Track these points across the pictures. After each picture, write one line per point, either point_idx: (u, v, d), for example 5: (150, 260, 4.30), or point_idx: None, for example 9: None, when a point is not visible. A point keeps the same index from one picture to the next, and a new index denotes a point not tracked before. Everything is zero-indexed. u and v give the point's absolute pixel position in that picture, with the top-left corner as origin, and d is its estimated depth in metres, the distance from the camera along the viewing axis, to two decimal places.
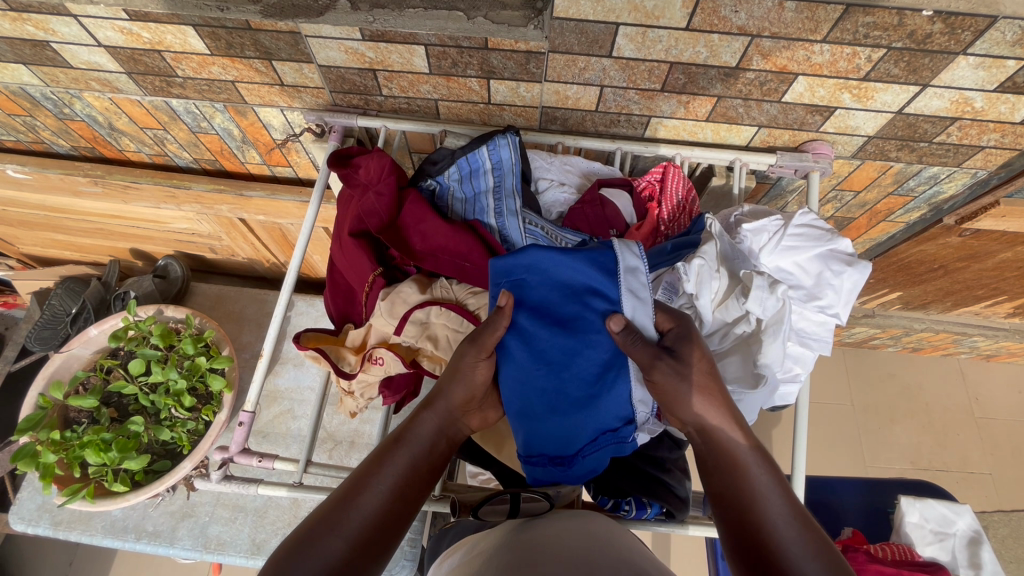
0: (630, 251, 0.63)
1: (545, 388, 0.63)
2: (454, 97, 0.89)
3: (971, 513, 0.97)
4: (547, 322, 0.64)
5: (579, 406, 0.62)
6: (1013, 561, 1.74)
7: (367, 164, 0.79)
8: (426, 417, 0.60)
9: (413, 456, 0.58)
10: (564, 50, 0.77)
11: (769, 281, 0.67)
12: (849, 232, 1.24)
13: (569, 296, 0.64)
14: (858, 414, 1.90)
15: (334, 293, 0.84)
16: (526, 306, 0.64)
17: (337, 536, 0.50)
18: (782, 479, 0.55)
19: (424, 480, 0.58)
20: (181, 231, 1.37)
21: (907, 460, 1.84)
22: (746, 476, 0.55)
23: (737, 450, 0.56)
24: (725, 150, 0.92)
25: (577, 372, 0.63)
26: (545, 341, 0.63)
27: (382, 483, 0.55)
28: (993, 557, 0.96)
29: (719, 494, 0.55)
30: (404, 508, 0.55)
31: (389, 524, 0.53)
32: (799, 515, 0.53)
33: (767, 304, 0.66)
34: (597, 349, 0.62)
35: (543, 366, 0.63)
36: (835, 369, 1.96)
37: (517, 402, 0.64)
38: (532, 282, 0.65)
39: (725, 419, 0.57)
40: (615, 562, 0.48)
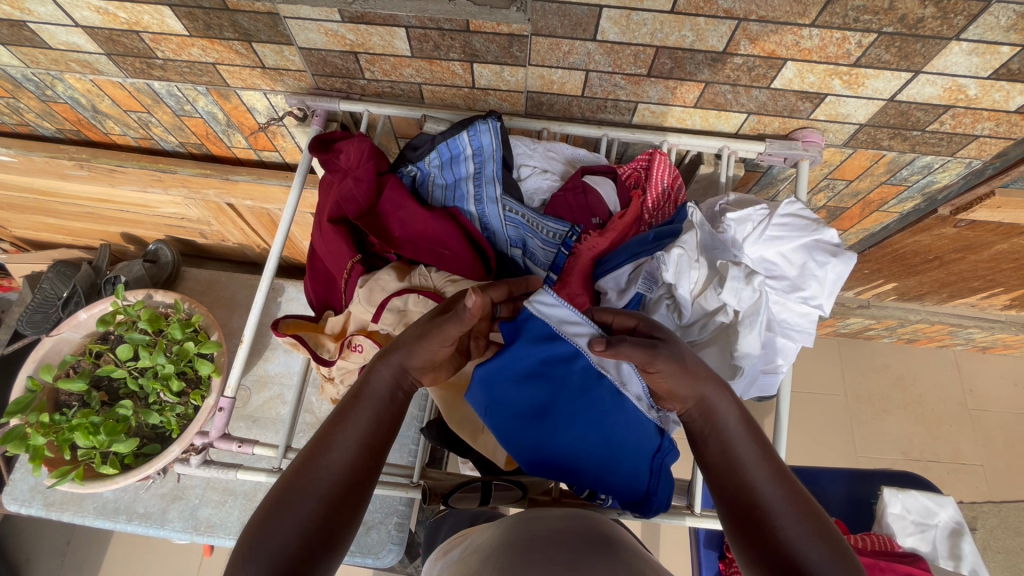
0: (559, 307, 0.59)
1: (589, 460, 0.64)
2: (438, 81, 0.87)
3: (954, 505, 0.97)
4: (537, 421, 0.63)
5: (621, 458, 0.64)
6: (1001, 552, 1.75)
7: (348, 149, 0.78)
8: (382, 371, 0.56)
9: (375, 411, 0.55)
10: (547, 33, 0.75)
11: (746, 271, 0.66)
12: (842, 222, 1.22)
13: (547, 380, 0.63)
14: (851, 404, 1.90)
15: (314, 280, 0.83)
16: (508, 422, 0.63)
17: (305, 498, 0.49)
18: (766, 444, 0.55)
19: (389, 430, 0.56)
20: (171, 216, 1.36)
21: (898, 450, 1.84)
22: (738, 446, 0.54)
23: (728, 420, 0.55)
24: (713, 137, 0.90)
25: (605, 437, 0.63)
26: (561, 435, 0.62)
27: (347, 442, 0.53)
28: (975, 549, 0.96)
29: (714, 462, 0.54)
30: (371, 460, 0.53)
31: (356, 481, 0.52)
32: (787, 484, 0.52)
33: (743, 295, 0.66)
34: (605, 411, 0.62)
35: (576, 452, 0.63)
36: (829, 359, 1.96)
37: (579, 478, 0.65)
38: (502, 394, 0.63)
39: (720, 387, 0.55)
40: (610, 552, 0.48)
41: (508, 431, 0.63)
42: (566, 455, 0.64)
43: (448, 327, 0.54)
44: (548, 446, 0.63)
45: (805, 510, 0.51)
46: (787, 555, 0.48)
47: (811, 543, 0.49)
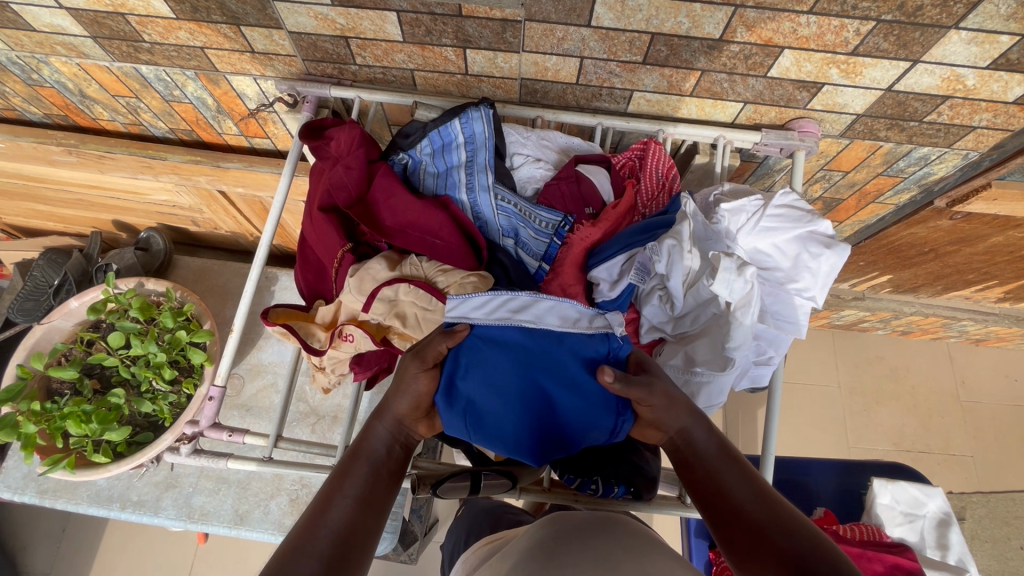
0: (460, 300, 0.62)
1: (558, 404, 0.63)
2: (430, 67, 0.86)
3: (942, 495, 0.98)
4: (504, 401, 0.63)
5: (584, 387, 0.63)
6: (988, 541, 1.77)
7: (339, 136, 0.78)
8: (379, 427, 0.60)
9: (372, 467, 0.57)
10: (541, 19, 0.74)
11: (738, 262, 0.65)
12: (838, 213, 1.22)
13: (490, 362, 0.62)
14: (844, 394, 1.91)
15: (305, 268, 0.83)
16: (486, 424, 0.63)
17: (309, 554, 0.48)
18: (750, 471, 0.55)
19: (386, 485, 0.58)
20: (162, 203, 1.35)
21: (890, 441, 1.85)
22: (720, 469, 0.55)
23: (707, 448, 0.57)
24: (709, 127, 0.89)
25: (570, 378, 0.63)
26: (523, 394, 0.63)
27: (347, 495, 0.54)
28: (963, 539, 0.97)
29: (699, 487, 0.55)
30: (370, 514, 0.54)
31: (360, 535, 0.52)
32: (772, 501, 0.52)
33: (735, 286, 0.65)
34: (554, 355, 0.62)
35: (543, 404, 0.63)
36: (822, 351, 1.97)
37: (566, 430, 0.64)
38: (467, 399, 0.62)
39: (695, 416, 0.59)
40: (637, 549, 0.48)
41: (492, 428, 0.63)
42: (549, 416, 0.63)
43: (430, 346, 0.60)
44: (520, 406, 0.63)
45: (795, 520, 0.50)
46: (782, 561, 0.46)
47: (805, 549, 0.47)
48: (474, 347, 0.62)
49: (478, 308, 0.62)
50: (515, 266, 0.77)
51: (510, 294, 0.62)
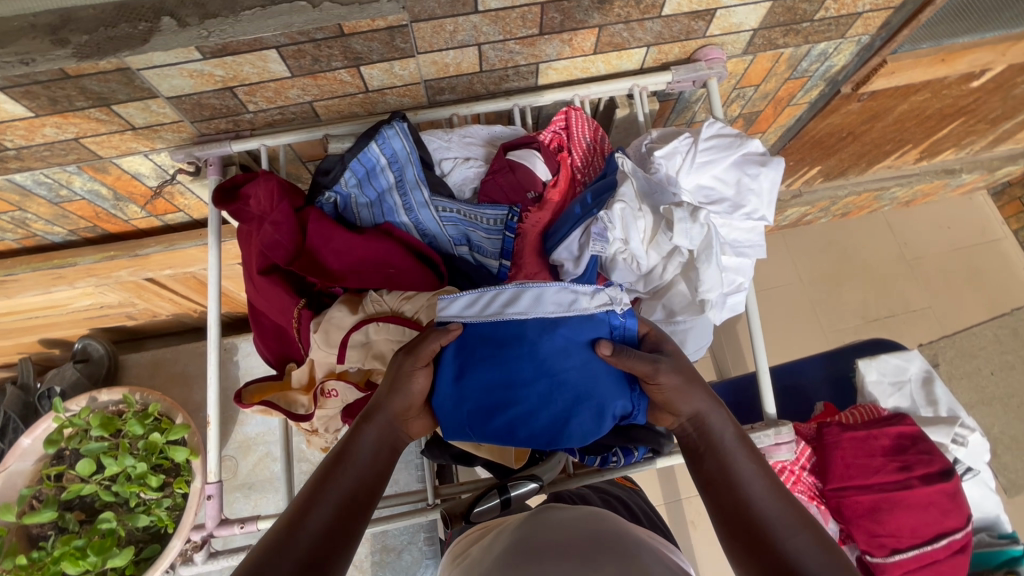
0: (450, 300, 0.62)
1: (564, 393, 0.60)
2: (329, 94, 0.82)
3: (919, 356, 1.06)
4: (510, 399, 0.61)
5: (585, 370, 0.61)
6: (963, 377, 1.93)
7: (256, 193, 0.73)
8: (367, 430, 0.59)
9: (357, 471, 0.56)
10: (427, 17, 0.71)
11: (689, 209, 0.65)
12: (760, 125, 1.25)
13: (487, 361, 0.61)
14: (808, 286, 2.01)
15: (265, 336, 0.79)
16: (489, 425, 0.62)
17: (286, 555, 0.48)
18: (760, 461, 0.59)
19: (374, 485, 0.58)
20: (88, 308, 1.25)
21: (858, 316, 1.97)
22: (734, 461, 0.58)
23: (723, 437, 0.60)
24: (621, 79, 0.89)
25: (571, 365, 0.61)
26: (526, 389, 0.61)
27: (330, 498, 0.53)
28: (948, 391, 1.04)
29: (709, 479, 0.59)
30: (355, 514, 0.54)
31: (340, 539, 0.51)
32: (779, 494, 0.57)
33: (694, 234, 0.65)
34: (551, 343, 0.60)
35: (549, 395, 0.60)
36: (778, 253, 2.06)
37: (575, 418, 0.61)
38: (472, 403, 0.61)
39: (712, 403, 0.61)
40: (625, 553, 0.48)
41: (497, 429, 0.62)
42: (553, 412, 0.60)
43: (426, 346, 0.60)
44: (525, 403, 0.60)
45: (805, 521, 0.55)
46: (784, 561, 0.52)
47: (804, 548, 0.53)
48: (472, 345, 0.61)
49: (467, 306, 0.62)
50: (476, 271, 0.76)
51: (497, 289, 0.62)
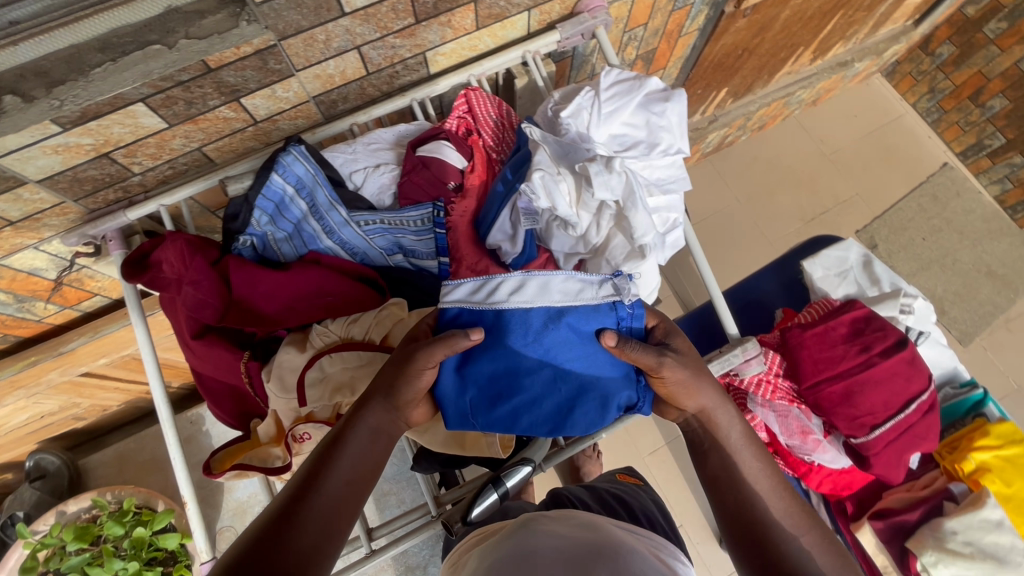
0: (455, 287, 0.64)
1: (570, 384, 0.64)
2: (216, 136, 0.77)
3: (855, 243, 1.12)
4: (519, 390, 0.64)
5: (590, 367, 0.65)
6: (900, 250, 2.08)
7: (167, 256, 0.68)
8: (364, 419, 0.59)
9: (353, 460, 0.58)
10: (294, 31, 0.68)
11: (604, 161, 0.67)
12: (659, 62, 1.27)
13: (498, 353, 0.63)
14: (745, 205, 2.09)
15: (218, 400, 0.74)
16: (490, 413, 0.64)
17: (278, 544, 0.51)
18: (763, 461, 0.67)
19: (374, 471, 0.60)
20: (27, 422, 1.16)
21: (797, 220, 2.08)
22: (737, 460, 0.66)
23: (727, 432, 0.67)
24: (510, 49, 0.89)
25: (573, 353, 0.64)
26: (536, 380, 0.64)
27: (324, 488, 0.55)
28: (887, 268, 1.10)
29: (715, 476, 0.66)
30: (353, 497, 0.56)
31: (332, 526, 0.54)
32: (777, 491, 0.64)
33: (613, 184, 0.66)
34: (561, 338, 0.63)
35: (554, 385, 0.64)
36: (711, 179, 2.12)
37: (579, 403, 0.65)
38: (481, 394, 0.64)
39: (718, 401, 0.67)
40: (615, 568, 0.52)
41: (497, 421, 0.64)
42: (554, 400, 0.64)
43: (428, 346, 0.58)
44: (535, 397, 0.64)
45: (804, 522, 0.63)
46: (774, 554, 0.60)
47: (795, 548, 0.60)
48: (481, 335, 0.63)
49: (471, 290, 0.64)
50: (415, 275, 0.76)
51: (502, 277, 0.63)
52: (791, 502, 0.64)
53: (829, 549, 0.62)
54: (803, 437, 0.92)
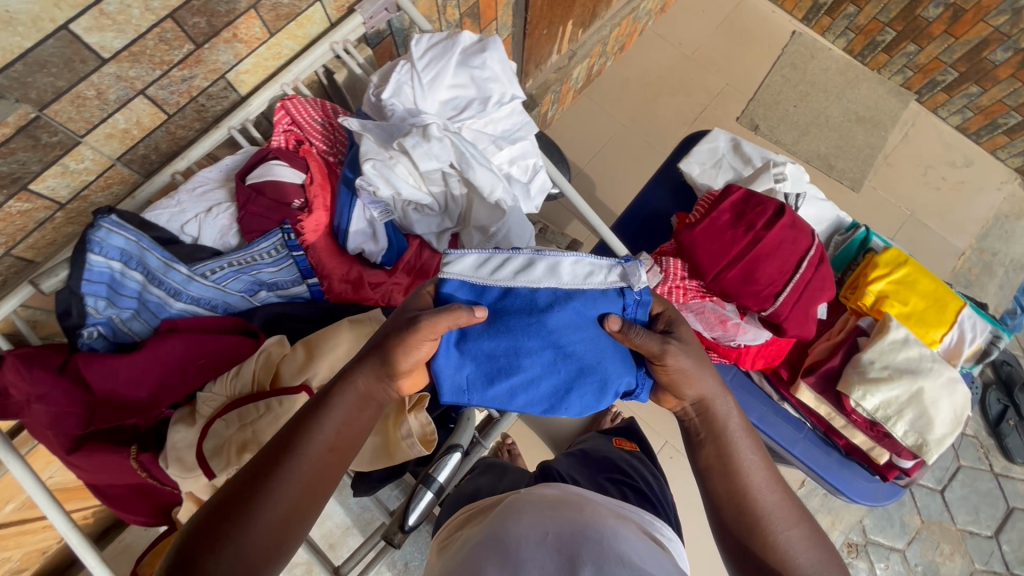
0: (456, 258, 0.62)
1: (573, 366, 0.63)
2: (20, 234, 0.69)
3: (720, 130, 1.15)
4: (521, 371, 0.62)
5: (596, 349, 0.63)
6: (781, 121, 2.23)
7: (7, 379, 0.61)
8: (347, 391, 0.56)
9: (334, 432, 0.55)
10: (54, 95, 0.61)
11: (420, 131, 0.66)
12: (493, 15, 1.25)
13: (501, 333, 0.62)
14: (631, 125, 2.21)
15: (126, 503, 0.69)
16: (488, 391, 0.63)
17: (250, 522, 0.50)
18: (761, 452, 0.66)
19: (360, 429, 0.57)
20: None
21: (682, 124, 2.22)
22: (738, 450, 0.65)
23: (726, 421, 0.66)
24: (316, 45, 0.84)
25: (579, 332, 0.62)
26: (537, 359, 0.62)
27: (299, 464, 0.53)
28: (755, 145, 1.14)
29: (707, 464, 0.65)
30: (331, 470, 0.55)
31: (304, 504, 0.53)
32: (775, 483, 0.64)
33: (436, 151, 0.66)
34: (565, 316, 0.62)
35: (556, 365, 0.62)
36: (595, 108, 2.22)
37: (576, 382, 0.63)
38: (481, 375, 0.62)
39: (716, 390, 0.66)
40: (594, 539, 0.57)
41: (494, 397, 0.63)
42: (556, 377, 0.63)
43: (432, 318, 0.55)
44: (536, 376, 0.63)
45: (795, 513, 0.63)
46: (769, 545, 0.61)
47: (791, 536, 0.62)
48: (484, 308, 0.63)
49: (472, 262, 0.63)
50: (287, 306, 0.72)
51: (511, 256, 0.62)
52: (790, 490, 0.65)
53: (817, 539, 0.63)
54: (723, 326, 0.97)
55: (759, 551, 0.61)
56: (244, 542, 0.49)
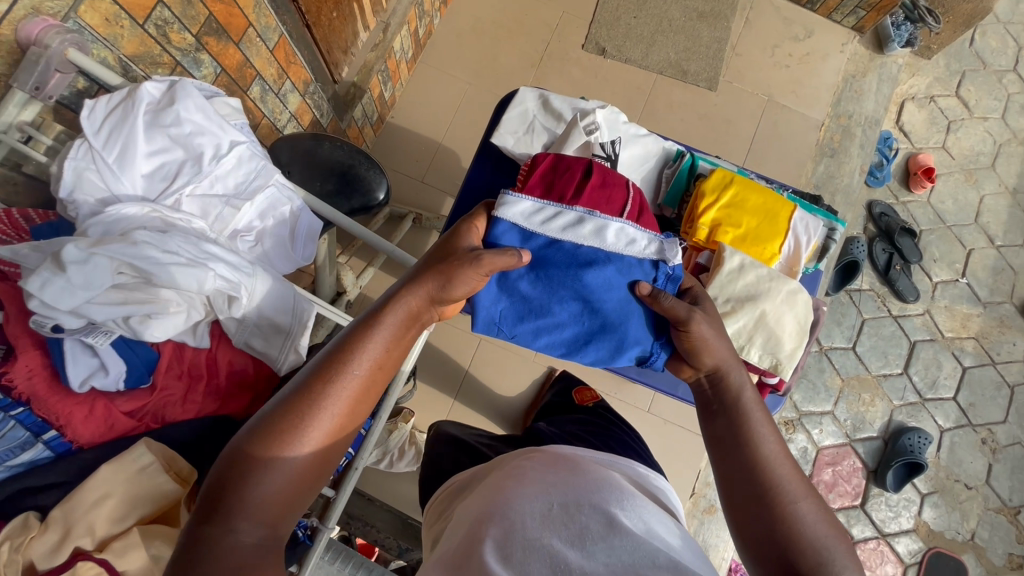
0: (519, 209, 0.84)
1: (598, 315, 0.87)
2: None
3: (525, 90, 1.07)
4: (547, 314, 0.88)
5: (618, 304, 0.87)
6: (625, 37, 2.16)
7: None
8: (387, 319, 0.69)
9: (374, 353, 0.67)
10: None
11: (51, 262, 0.59)
12: (253, 21, 1.08)
13: (537, 286, 0.87)
14: (478, 82, 2.09)
15: None
16: (517, 325, 0.89)
17: (293, 439, 0.59)
18: (776, 430, 0.74)
19: (389, 359, 0.68)
20: None
21: (529, 67, 2.11)
22: (753, 419, 0.74)
23: (741, 392, 0.77)
24: None
25: (610, 287, 0.86)
26: (564, 304, 0.88)
27: (341, 389, 0.63)
28: (563, 96, 1.06)
29: (718, 434, 0.75)
30: (369, 394, 0.66)
31: (344, 426, 0.63)
32: (789, 460, 0.71)
33: (87, 277, 0.60)
34: (598, 275, 0.85)
35: (577, 309, 0.88)
36: (436, 75, 2.08)
37: (595, 323, 0.88)
38: (510, 315, 0.88)
39: (733, 363, 0.79)
40: (594, 493, 0.65)
41: (527, 330, 0.89)
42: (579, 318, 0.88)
43: (487, 256, 0.75)
44: (561, 318, 0.88)
45: (804, 489, 0.69)
46: (780, 514, 0.66)
47: (801, 509, 0.67)
48: (531, 250, 0.85)
49: (527, 209, 0.85)
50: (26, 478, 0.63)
51: (570, 214, 0.85)
52: (800, 467, 0.71)
53: (826, 516, 0.68)
54: None
55: (770, 519, 0.66)
56: (286, 461, 0.58)
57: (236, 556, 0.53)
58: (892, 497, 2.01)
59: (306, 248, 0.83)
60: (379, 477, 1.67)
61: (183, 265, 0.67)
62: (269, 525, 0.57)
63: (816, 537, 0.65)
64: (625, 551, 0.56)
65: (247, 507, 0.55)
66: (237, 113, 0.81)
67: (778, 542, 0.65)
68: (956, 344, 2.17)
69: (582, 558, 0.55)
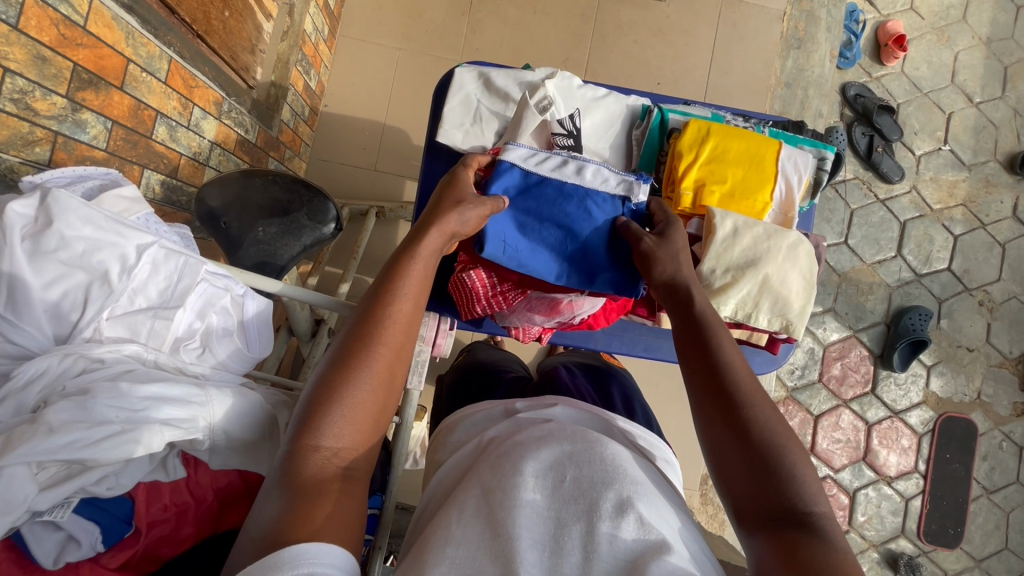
0: (517, 152, 0.84)
1: (579, 244, 0.86)
2: None
3: (460, 72, 0.94)
4: (536, 243, 0.86)
5: (596, 229, 0.86)
6: None
7: None
8: (426, 245, 0.71)
9: (415, 278, 0.69)
10: None
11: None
12: (132, 57, 0.93)
13: (529, 213, 0.85)
14: (408, 44, 1.88)
15: None
16: (518, 243, 0.85)
17: (362, 360, 0.61)
18: (733, 339, 0.71)
19: (427, 286, 0.70)
20: None
21: (459, 14, 1.90)
22: (713, 326, 0.72)
23: (697, 298, 0.74)
24: None
25: (592, 211, 0.85)
26: (552, 229, 0.86)
27: (393, 313, 0.65)
28: (505, 72, 0.94)
29: (680, 341, 0.73)
30: (416, 321, 0.68)
31: (404, 349, 0.66)
32: (747, 369, 0.68)
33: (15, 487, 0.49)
34: (579, 203, 0.85)
35: (566, 237, 0.86)
36: (361, 46, 1.87)
37: (575, 249, 0.87)
38: (511, 241, 0.84)
39: (688, 271, 0.76)
40: (601, 466, 0.62)
41: (521, 247, 0.85)
42: (562, 244, 0.86)
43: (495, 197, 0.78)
44: (547, 241, 0.86)
45: (763, 401, 0.66)
46: (743, 422, 0.63)
47: (763, 416, 0.64)
48: (518, 185, 0.84)
49: (523, 153, 0.84)
50: None
51: (556, 157, 0.85)
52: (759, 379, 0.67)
53: (785, 427, 0.64)
54: (557, 309, 0.92)
55: (733, 428, 0.63)
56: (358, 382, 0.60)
57: (323, 471, 0.56)
58: (901, 376, 2.06)
59: (262, 331, 0.74)
60: (406, 476, 1.67)
61: (115, 437, 0.55)
62: (355, 444, 0.59)
63: (773, 440, 0.62)
64: (638, 545, 0.55)
65: (331, 424, 0.58)
66: (135, 205, 0.69)
67: (743, 454, 0.62)
68: (945, 215, 2.14)
69: (600, 542, 0.55)
